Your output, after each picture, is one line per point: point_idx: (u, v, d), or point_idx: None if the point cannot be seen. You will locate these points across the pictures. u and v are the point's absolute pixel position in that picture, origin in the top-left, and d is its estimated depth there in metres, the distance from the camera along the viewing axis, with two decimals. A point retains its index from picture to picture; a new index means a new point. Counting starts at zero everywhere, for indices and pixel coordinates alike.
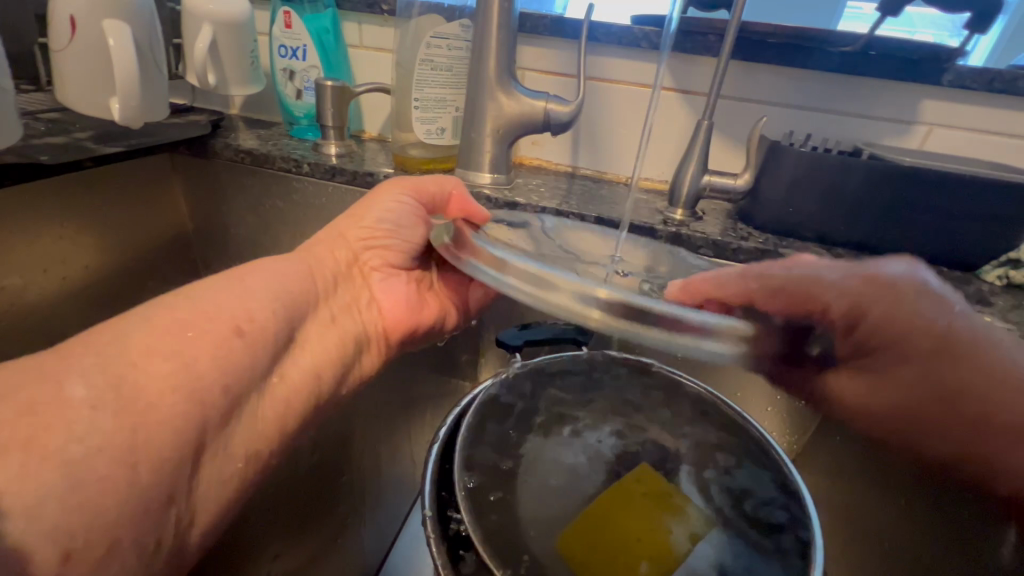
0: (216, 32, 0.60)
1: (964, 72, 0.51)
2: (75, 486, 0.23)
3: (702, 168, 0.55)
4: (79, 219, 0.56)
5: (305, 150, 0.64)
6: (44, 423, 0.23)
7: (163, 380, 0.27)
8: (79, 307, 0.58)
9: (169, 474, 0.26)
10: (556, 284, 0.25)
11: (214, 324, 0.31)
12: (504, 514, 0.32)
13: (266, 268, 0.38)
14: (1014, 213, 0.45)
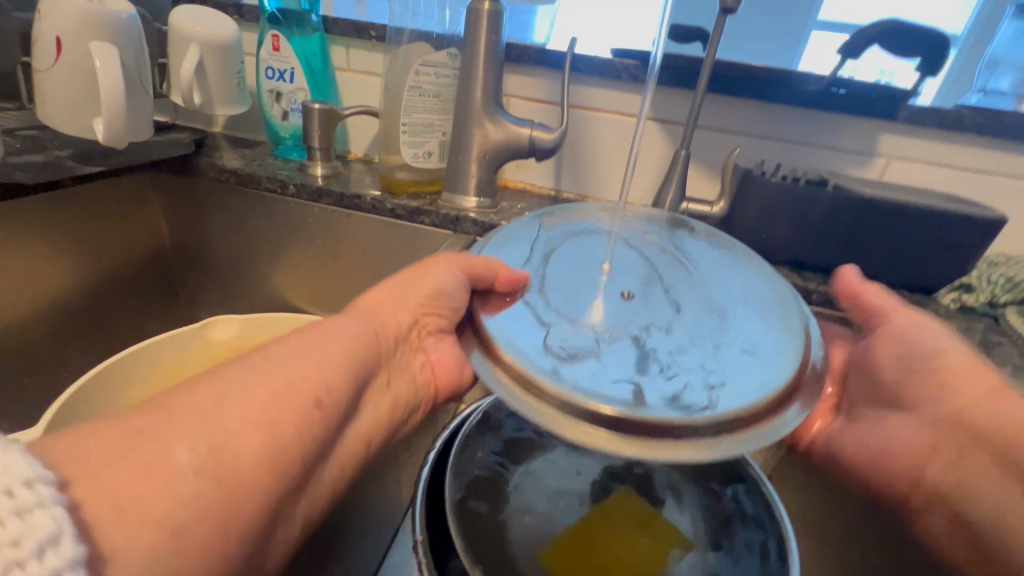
0: (204, 53, 0.60)
1: (916, 110, 0.55)
2: (166, 558, 0.20)
3: (681, 194, 0.57)
4: (53, 238, 0.55)
5: (291, 171, 0.64)
6: (150, 485, 0.21)
7: (257, 452, 0.25)
8: (47, 328, 0.55)
9: (246, 540, 0.24)
10: (547, 391, 0.26)
11: (295, 394, 0.27)
12: (492, 540, 0.34)
13: (333, 326, 0.34)
14: (966, 241, 0.49)
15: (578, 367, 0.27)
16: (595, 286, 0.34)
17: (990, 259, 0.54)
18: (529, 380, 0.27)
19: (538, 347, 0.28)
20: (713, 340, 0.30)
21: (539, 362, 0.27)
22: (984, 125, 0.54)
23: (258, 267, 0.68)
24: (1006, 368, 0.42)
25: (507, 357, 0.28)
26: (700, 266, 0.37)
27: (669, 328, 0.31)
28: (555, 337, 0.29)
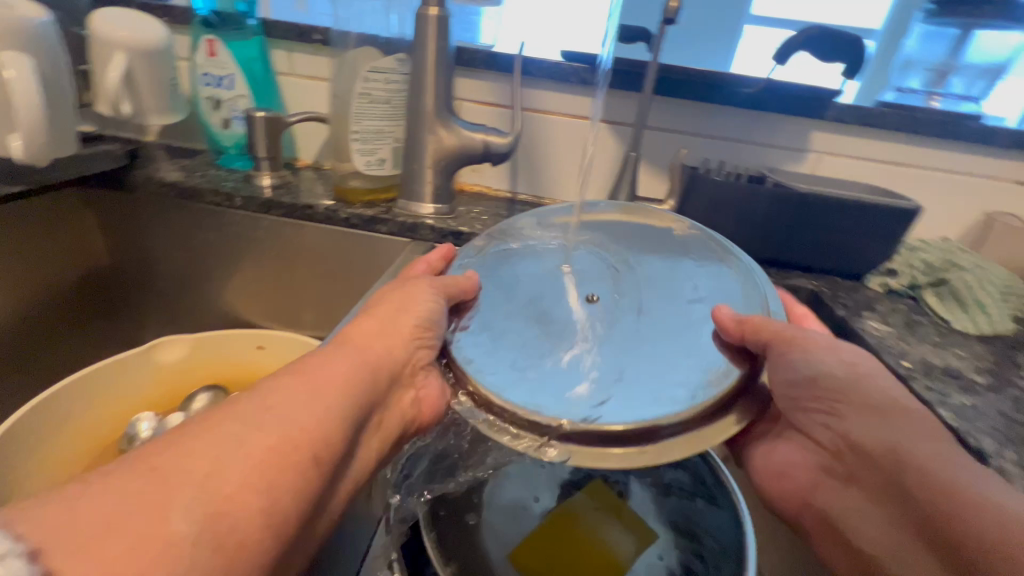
0: (131, 61, 0.56)
1: (842, 109, 0.59)
2: None
3: (633, 195, 0.59)
4: None
5: (236, 182, 0.62)
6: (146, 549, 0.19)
7: None
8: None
9: None
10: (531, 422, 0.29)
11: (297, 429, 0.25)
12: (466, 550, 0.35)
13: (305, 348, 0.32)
14: (889, 230, 0.54)
15: (547, 391, 0.31)
16: (562, 304, 0.37)
17: (909, 244, 0.60)
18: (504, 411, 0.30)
19: (509, 377, 0.32)
20: (677, 344, 0.33)
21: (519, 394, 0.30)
22: (900, 122, 0.59)
23: (206, 284, 0.65)
24: (927, 345, 0.47)
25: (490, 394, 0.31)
26: (660, 267, 0.40)
27: (635, 337, 0.34)
28: (524, 365, 0.32)
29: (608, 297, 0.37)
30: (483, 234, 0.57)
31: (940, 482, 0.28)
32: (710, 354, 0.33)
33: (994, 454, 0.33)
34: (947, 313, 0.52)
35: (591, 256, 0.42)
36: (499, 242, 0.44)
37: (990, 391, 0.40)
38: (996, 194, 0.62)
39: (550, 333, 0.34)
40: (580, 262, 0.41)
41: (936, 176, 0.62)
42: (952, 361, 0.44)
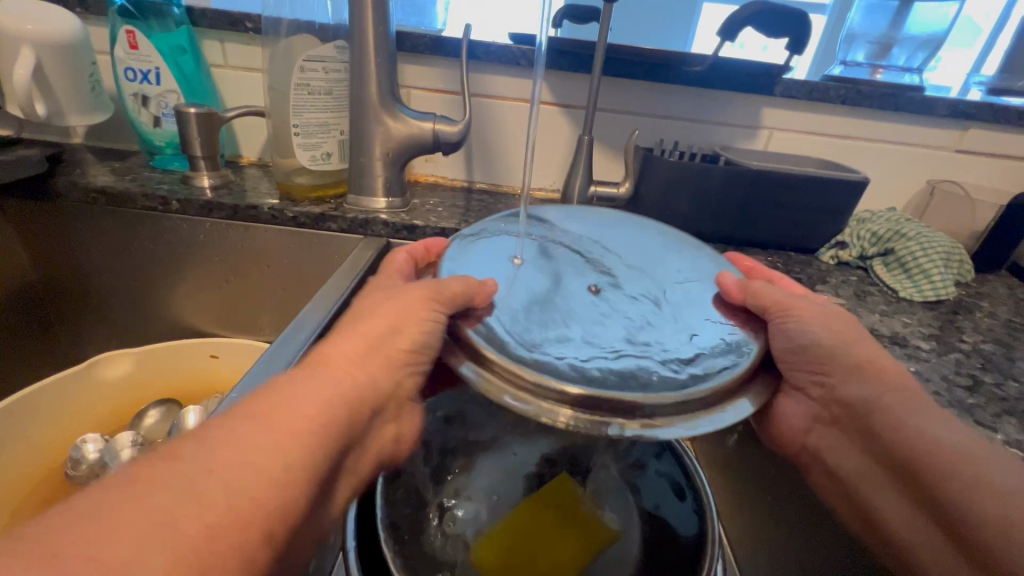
0: (41, 56, 0.52)
1: (791, 84, 0.60)
2: None
3: (588, 179, 0.58)
4: None
5: (173, 184, 0.58)
6: None
7: None
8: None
9: None
10: (541, 385, 0.26)
11: None
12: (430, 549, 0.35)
13: None
14: (837, 203, 0.55)
15: (586, 365, 0.27)
16: (568, 280, 0.34)
17: (858, 216, 0.61)
18: (548, 393, 0.26)
19: (541, 352, 0.28)
20: (692, 314, 0.32)
21: (529, 362, 0.27)
22: (846, 95, 0.60)
23: (147, 292, 0.61)
24: (876, 314, 0.48)
25: (498, 360, 0.27)
26: (644, 248, 0.39)
27: (651, 309, 0.32)
28: (530, 331, 0.29)
29: (614, 275, 0.35)
30: (438, 226, 0.55)
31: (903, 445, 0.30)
32: (720, 325, 0.32)
33: None
34: (894, 281, 0.53)
35: (583, 238, 0.39)
36: (482, 225, 0.40)
37: (933, 355, 0.42)
38: (936, 163, 0.64)
39: (567, 309, 0.31)
40: (574, 244, 0.38)
41: (881, 147, 0.63)
42: (899, 328, 0.46)
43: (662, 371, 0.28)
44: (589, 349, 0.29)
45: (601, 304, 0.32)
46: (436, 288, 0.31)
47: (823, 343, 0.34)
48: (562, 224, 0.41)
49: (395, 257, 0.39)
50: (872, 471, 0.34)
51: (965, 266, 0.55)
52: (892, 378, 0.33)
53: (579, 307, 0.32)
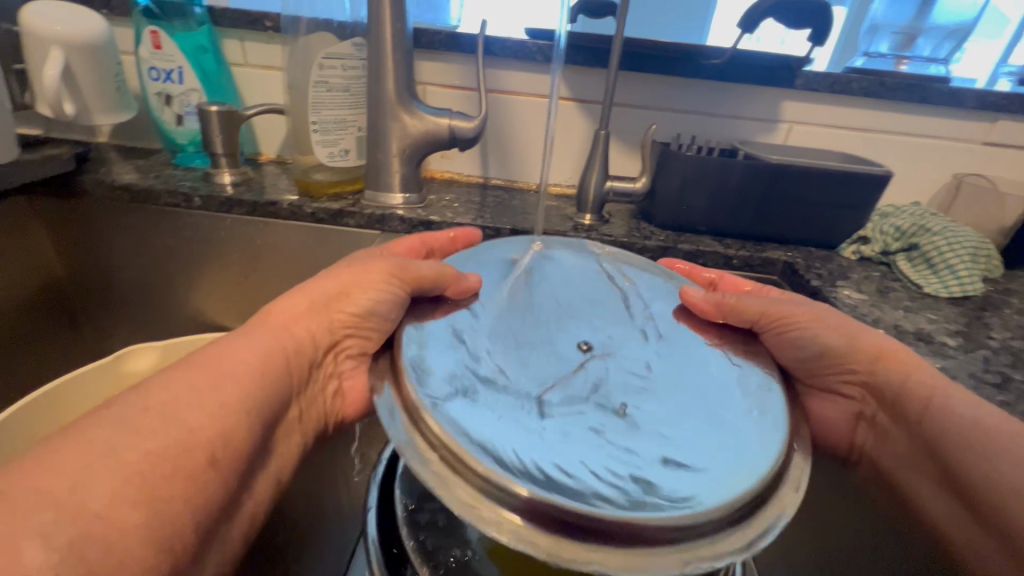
0: (69, 57, 0.53)
1: (812, 77, 0.59)
2: None
3: (605, 175, 0.58)
4: None
5: (195, 181, 0.59)
6: None
7: None
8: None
9: None
10: (494, 479, 0.22)
11: None
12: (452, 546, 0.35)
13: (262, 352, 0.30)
14: (858, 198, 0.54)
15: (560, 463, 0.23)
16: (535, 354, 0.31)
17: (881, 211, 0.60)
18: (501, 490, 0.22)
19: (498, 441, 0.24)
20: (676, 398, 0.29)
21: (487, 451, 0.23)
22: (869, 87, 0.59)
23: (170, 288, 0.62)
24: (899, 310, 0.47)
25: (452, 441, 0.24)
26: (622, 309, 0.36)
27: (629, 393, 0.29)
28: (497, 409, 0.25)
29: (586, 344, 0.32)
30: (454, 221, 0.55)
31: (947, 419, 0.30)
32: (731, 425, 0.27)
33: None
34: (918, 277, 0.52)
35: (557, 291, 0.37)
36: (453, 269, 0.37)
37: (960, 352, 0.41)
38: (962, 156, 0.62)
39: (533, 387, 0.28)
40: (545, 297, 0.36)
41: (905, 141, 0.62)
42: (925, 325, 0.45)
43: (641, 476, 0.23)
44: (566, 446, 0.24)
45: (590, 393, 0.28)
46: (399, 267, 0.35)
47: (834, 340, 0.36)
48: (538, 275, 0.38)
49: (405, 240, 0.42)
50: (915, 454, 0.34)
51: (993, 261, 0.54)
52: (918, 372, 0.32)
53: (561, 391, 0.28)
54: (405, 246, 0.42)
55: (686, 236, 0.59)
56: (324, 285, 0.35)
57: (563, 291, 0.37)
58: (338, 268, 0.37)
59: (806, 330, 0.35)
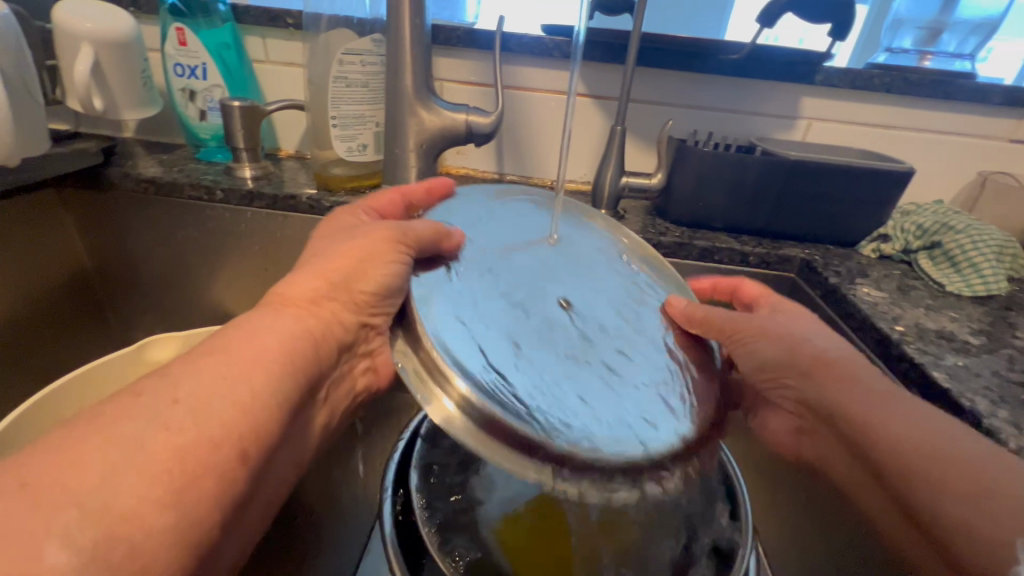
0: (98, 53, 0.54)
1: (832, 73, 0.58)
2: None
3: (620, 171, 0.58)
4: None
5: (217, 175, 0.61)
6: None
7: None
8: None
9: None
10: (492, 411, 0.25)
11: None
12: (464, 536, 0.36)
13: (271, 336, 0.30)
14: (879, 194, 0.53)
15: (548, 398, 0.26)
16: (526, 288, 0.32)
17: (902, 208, 0.59)
18: (502, 422, 0.25)
19: (474, 364, 0.27)
20: (642, 348, 0.31)
21: (488, 385, 0.26)
22: (891, 83, 0.58)
23: (192, 279, 0.64)
24: (920, 308, 0.46)
25: (457, 377, 0.26)
26: (609, 263, 0.37)
27: (599, 347, 0.30)
28: (492, 345, 0.28)
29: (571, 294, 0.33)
30: None
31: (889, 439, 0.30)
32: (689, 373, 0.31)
33: (987, 413, 0.32)
34: (940, 276, 0.51)
35: (561, 242, 0.37)
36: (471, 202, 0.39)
37: (983, 351, 0.40)
38: (987, 154, 0.61)
39: (513, 321, 0.29)
40: (548, 246, 0.36)
41: (927, 138, 0.61)
42: (946, 324, 0.44)
43: (577, 420, 0.26)
44: (552, 380, 0.27)
45: (572, 330, 0.31)
46: (401, 232, 0.33)
47: (776, 358, 0.37)
48: (534, 215, 0.39)
49: (385, 194, 0.42)
50: (855, 473, 0.34)
51: (1019, 260, 0.52)
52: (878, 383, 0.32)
53: (547, 327, 0.30)
54: (386, 201, 0.42)
55: (701, 232, 0.58)
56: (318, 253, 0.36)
57: (569, 240, 0.38)
58: (331, 236, 0.38)
59: (752, 345, 0.36)
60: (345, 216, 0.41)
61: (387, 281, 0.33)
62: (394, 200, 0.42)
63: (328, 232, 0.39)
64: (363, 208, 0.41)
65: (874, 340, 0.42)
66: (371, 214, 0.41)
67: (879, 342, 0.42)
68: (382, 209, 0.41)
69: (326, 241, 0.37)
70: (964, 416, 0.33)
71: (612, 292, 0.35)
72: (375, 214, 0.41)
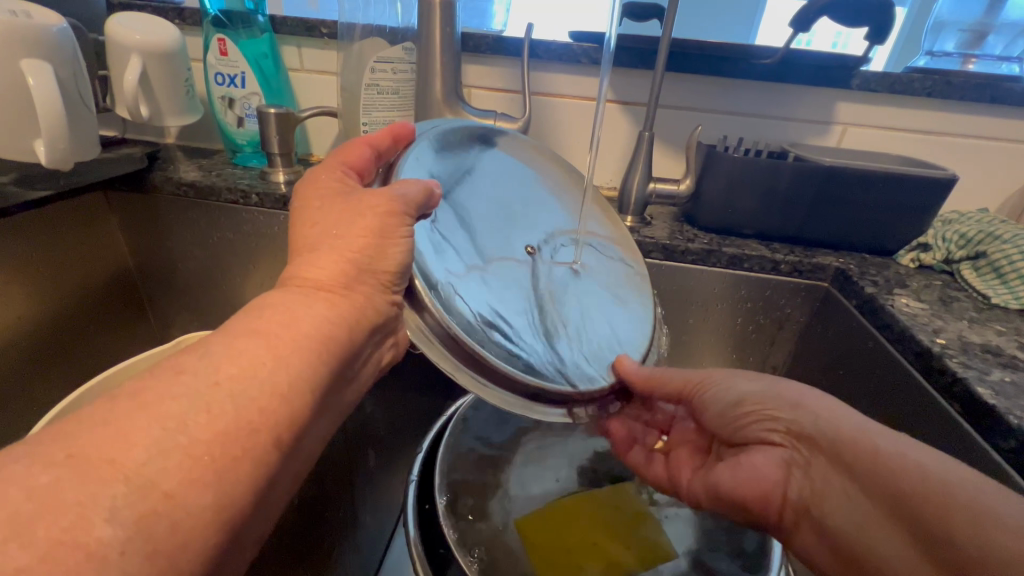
0: (146, 63, 0.57)
1: (869, 76, 0.56)
2: None
3: (648, 177, 0.57)
4: (14, 268, 0.52)
5: (252, 180, 0.63)
6: (166, 522, 0.19)
7: (264, 472, 0.23)
8: (5, 362, 0.52)
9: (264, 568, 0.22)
10: (432, 314, 0.30)
11: (310, 411, 0.25)
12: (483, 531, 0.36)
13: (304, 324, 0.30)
14: (921, 201, 0.51)
15: (480, 319, 0.32)
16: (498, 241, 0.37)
17: (944, 217, 0.57)
18: (440, 325, 0.30)
19: (434, 277, 0.32)
20: (572, 311, 0.37)
21: (440, 295, 0.31)
22: (933, 87, 0.56)
23: (227, 280, 0.66)
24: (963, 322, 0.44)
25: (418, 283, 0.31)
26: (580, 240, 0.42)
27: (542, 304, 0.36)
28: (456, 270, 0.33)
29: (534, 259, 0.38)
30: None
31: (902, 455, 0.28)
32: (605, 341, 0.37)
33: None
34: (985, 287, 0.49)
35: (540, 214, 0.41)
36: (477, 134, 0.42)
37: None
38: None
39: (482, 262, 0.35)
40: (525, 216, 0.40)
41: (972, 143, 0.59)
42: (992, 337, 0.42)
43: (490, 341, 0.31)
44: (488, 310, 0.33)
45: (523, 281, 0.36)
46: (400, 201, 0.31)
47: (753, 394, 0.36)
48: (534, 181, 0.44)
49: (350, 143, 0.36)
50: (861, 518, 0.28)
51: None
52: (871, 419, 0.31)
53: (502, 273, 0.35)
54: (356, 151, 0.35)
55: (731, 239, 0.57)
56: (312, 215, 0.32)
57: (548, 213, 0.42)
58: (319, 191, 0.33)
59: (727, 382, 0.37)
60: (315, 176, 0.34)
61: (410, 273, 0.32)
62: (366, 153, 0.35)
63: (318, 187, 0.33)
64: (332, 165, 0.35)
65: (913, 353, 0.41)
66: (341, 168, 0.34)
67: (919, 356, 0.40)
68: (352, 161, 0.35)
69: (323, 195, 0.33)
70: (1013, 436, 0.31)
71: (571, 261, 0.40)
72: (345, 169, 0.35)
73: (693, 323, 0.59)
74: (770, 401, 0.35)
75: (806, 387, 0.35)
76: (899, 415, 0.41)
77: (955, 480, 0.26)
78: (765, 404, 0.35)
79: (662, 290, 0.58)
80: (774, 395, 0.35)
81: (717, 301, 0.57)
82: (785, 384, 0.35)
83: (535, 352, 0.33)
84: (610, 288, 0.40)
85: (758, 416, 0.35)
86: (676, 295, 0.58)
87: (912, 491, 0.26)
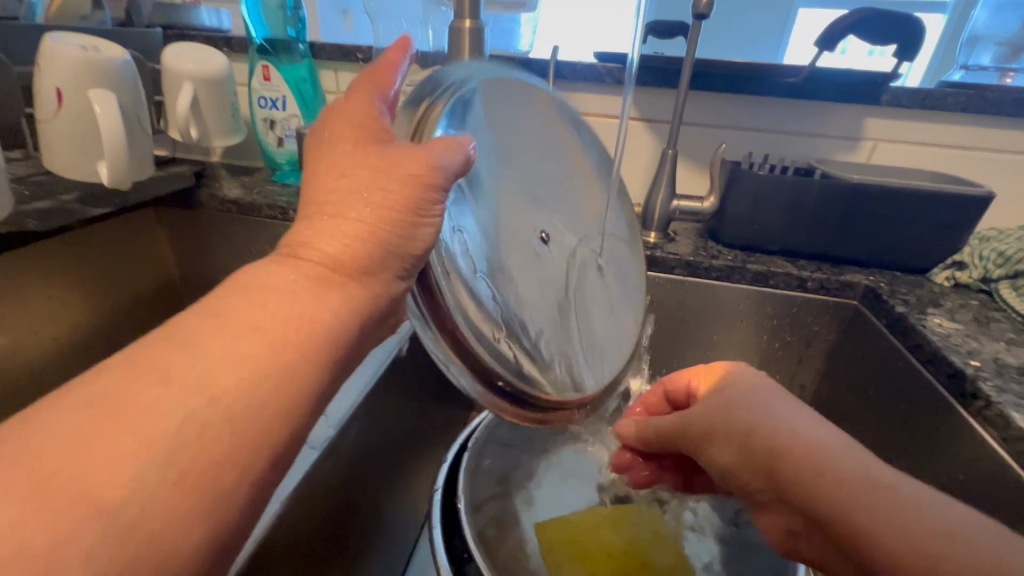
0: (196, 89, 0.61)
1: (899, 92, 0.56)
2: None
3: (671, 194, 0.58)
4: (70, 278, 0.56)
5: (290, 196, 0.66)
6: None
7: None
8: (61, 366, 0.56)
9: None
10: (454, 320, 0.27)
11: None
12: (501, 534, 0.37)
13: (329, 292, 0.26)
14: (955, 218, 0.50)
15: (501, 331, 0.29)
16: (523, 231, 0.33)
17: (981, 234, 0.55)
18: (462, 334, 0.27)
19: (458, 278, 0.27)
20: (581, 321, 0.35)
21: (464, 300, 0.27)
22: (967, 102, 0.55)
23: None
24: (1000, 343, 0.43)
25: (442, 285, 0.27)
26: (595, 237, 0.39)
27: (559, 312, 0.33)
28: (481, 267, 0.29)
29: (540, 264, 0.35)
30: None
31: (884, 516, 0.25)
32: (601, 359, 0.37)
33: None
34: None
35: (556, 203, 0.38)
36: (524, 89, 0.36)
37: None
38: None
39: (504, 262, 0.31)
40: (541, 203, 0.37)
41: (1010, 159, 0.57)
42: None
43: (509, 356, 0.29)
44: (511, 317, 0.30)
45: (544, 285, 0.33)
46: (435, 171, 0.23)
47: (724, 440, 0.32)
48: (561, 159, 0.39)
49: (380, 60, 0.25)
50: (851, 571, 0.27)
51: None
52: (853, 463, 0.28)
53: (525, 273, 0.32)
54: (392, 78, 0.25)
55: (756, 255, 0.57)
56: (330, 159, 0.24)
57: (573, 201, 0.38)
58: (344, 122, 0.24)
59: (701, 428, 0.34)
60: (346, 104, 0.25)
61: None
62: (404, 83, 0.25)
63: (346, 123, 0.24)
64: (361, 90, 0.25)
65: (945, 375, 0.40)
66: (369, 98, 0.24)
67: (952, 377, 0.39)
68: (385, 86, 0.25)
69: (353, 134, 0.24)
70: None
71: (586, 263, 0.37)
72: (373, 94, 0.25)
73: (717, 340, 0.59)
74: (743, 440, 0.31)
75: (776, 418, 0.31)
76: (930, 439, 0.40)
77: (948, 543, 0.24)
78: (742, 447, 0.31)
79: (685, 305, 0.58)
80: (746, 435, 0.31)
81: (742, 316, 0.57)
82: (752, 415, 0.31)
83: (551, 372, 0.31)
84: (612, 296, 0.39)
85: (734, 463, 0.32)
86: (700, 311, 0.58)
87: (894, 547, 0.25)
